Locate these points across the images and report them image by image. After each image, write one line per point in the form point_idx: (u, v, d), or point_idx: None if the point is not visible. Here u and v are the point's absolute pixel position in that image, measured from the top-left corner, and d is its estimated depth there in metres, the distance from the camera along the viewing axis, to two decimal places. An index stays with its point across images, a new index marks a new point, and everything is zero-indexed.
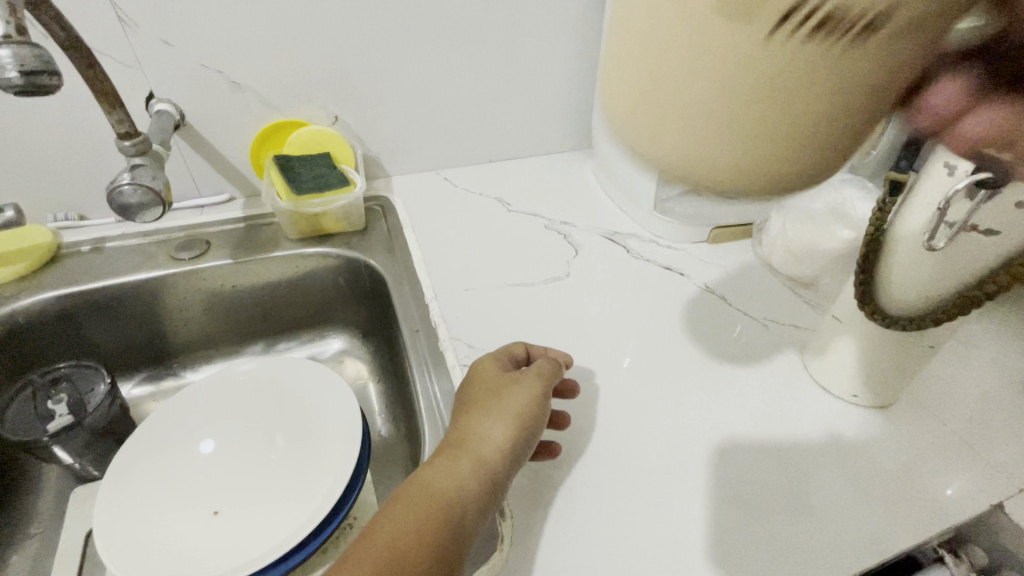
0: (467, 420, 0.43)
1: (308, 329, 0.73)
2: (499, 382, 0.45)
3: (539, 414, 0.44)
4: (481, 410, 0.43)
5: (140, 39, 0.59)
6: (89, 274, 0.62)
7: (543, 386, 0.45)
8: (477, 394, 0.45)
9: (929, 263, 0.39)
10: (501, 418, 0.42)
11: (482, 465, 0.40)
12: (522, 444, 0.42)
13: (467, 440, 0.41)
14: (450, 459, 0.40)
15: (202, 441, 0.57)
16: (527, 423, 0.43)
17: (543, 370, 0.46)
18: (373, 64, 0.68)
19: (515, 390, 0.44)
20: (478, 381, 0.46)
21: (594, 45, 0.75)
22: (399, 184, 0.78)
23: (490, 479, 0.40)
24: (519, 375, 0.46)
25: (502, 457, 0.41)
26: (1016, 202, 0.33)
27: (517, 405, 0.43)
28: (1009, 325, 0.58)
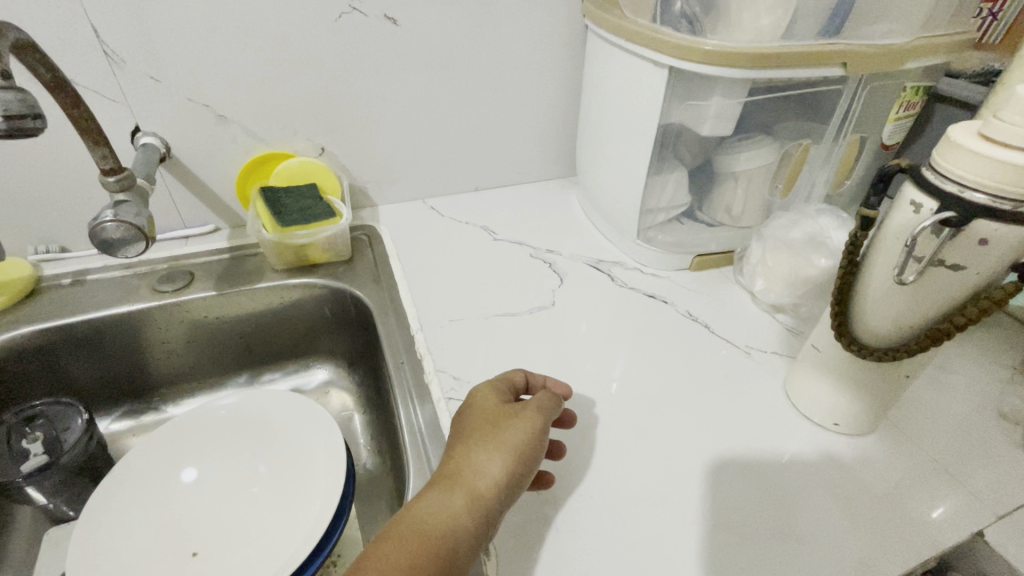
0: (463, 451, 0.42)
1: (293, 359, 0.72)
2: (497, 414, 0.44)
3: (536, 449, 0.43)
4: (479, 441, 0.42)
5: (127, 74, 0.59)
6: (68, 308, 0.61)
7: (542, 420, 0.44)
8: (475, 425, 0.44)
9: (900, 296, 0.40)
10: (499, 451, 0.41)
11: (477, 500, 0.39)
12: (518, 479, 0.41)
13: (461, 472, 0.40)
14: (444, 491, 0.39)
15: (184, 471, 0.57)
16: (524, 459, 0.41)
17: (542, 403, 0.45)
18: (360, 97, 0.69)
19: (514, 423, 0.43)
20: (477, 411, 0.45)
21: (576, 78, 0.77)
22: (386, 214, 0.79)
23: (484, 515, 0.39)
24: (518, 406, 0.45)
25: (497, 493, 0.40)
26: (978, 239, 0.35)
27: (515, 438, 0.42)
28: (977, 349, 0.60)
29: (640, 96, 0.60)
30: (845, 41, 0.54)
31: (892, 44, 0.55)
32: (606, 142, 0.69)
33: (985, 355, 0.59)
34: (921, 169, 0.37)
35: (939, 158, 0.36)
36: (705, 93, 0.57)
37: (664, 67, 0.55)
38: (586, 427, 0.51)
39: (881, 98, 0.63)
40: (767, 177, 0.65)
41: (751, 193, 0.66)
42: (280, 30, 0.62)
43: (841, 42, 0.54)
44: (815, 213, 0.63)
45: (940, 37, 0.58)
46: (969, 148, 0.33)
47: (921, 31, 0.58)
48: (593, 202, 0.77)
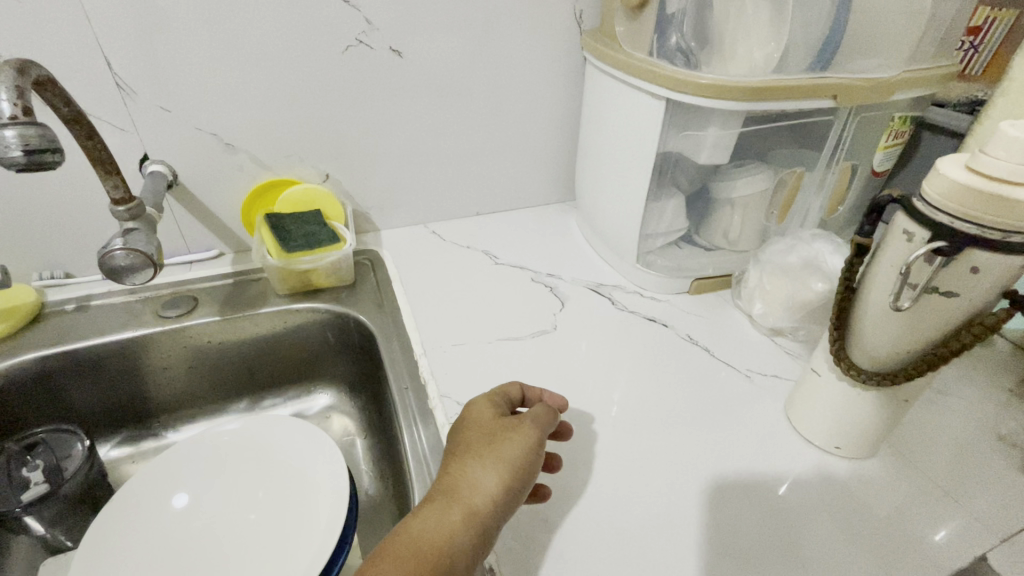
0: (460, 466, 0.42)
1: (294, 384, 0.72)
2: (494, 429, 0.44)
3: (534, 464, 0.43)
4: (476, 456, 0.42)
5: (138, 105, 0.60)
6: (72, 333, 0.61)
7: (540, 434, 0.44)
8: (472, 440, 0.44)
9: (895, 322, 0.41)
10: (497, 466, 0.41)
11: (474, 516, 0.39)
12: (514, 493, 0.41)
13: (458, 487, 0.40)
14: (441, 507, 0.39)
15: (176, 496, 0.56)
16: (521, 474, 0.42)
17: (540, 418, 0.45)
18: (364, 124, 0.71)
19: (511, 437, 0.43)
20: (474, 426, 0.45)
21: (574, 106, 0.79)
22: (389, 239, 0.80)
23: (482, 532, 0.39)
24: (515, 420, 0.45)
25: (495, 510, 0.40)
26: (970, 267, 0.36)
27: (512, 453, 0.42)
28: (973, 372, 0.61)
29: (638, 124, 0.62)
30: (834, 75, 0.56)
31: (879, 77, 0.57)
32: (605, 169, 0.71)
33: (981, 378, 0.60)
34: (910, 199, 0.39)
35: (927, 188, 0.37)
36: (701, 123, 0.59)
37: (662, 98, 0.57)
38: (589, 449, 0.52)
39: (870, 128, 0.65)
40: (762, 203, 0.67)
41: (747, 218, 0.67)
42: (287, 61, 0.63)
43: (831, 76, 0.56)
44: (811, 238, 0.65)
45: (925, 70, 0.60)
46: (954, 179, 0.35)
47: (907, 64, 0.60)
48: (592, 227, 0.78)
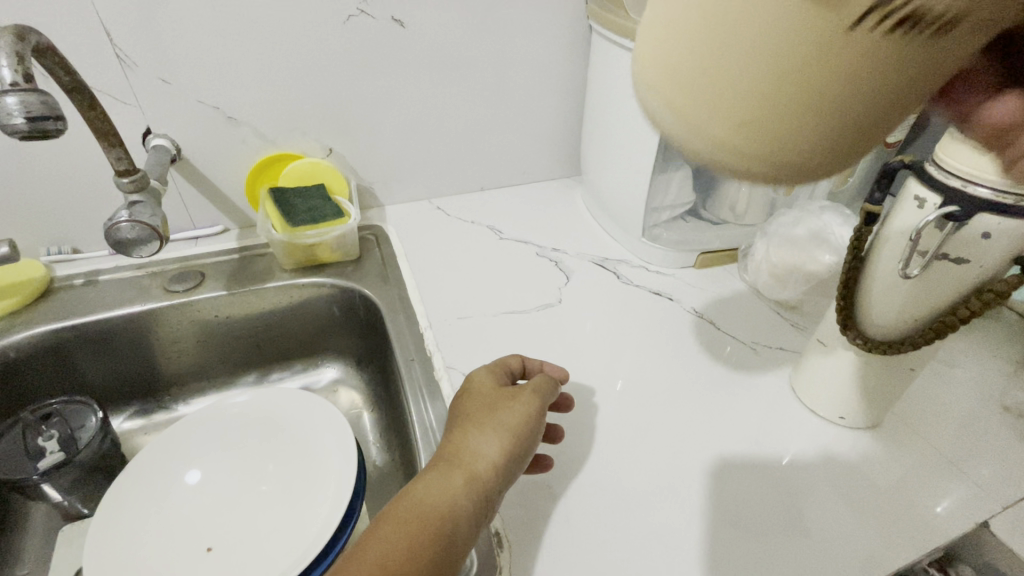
0: (461, 435, 0.42)
1: (301, 359, 0.73)
2: (494, 398, 0.45)
3: (534, 431, 0.43)
4: (477, 425, 0.43)
5: (140, 78, 0.60)
6: (81, 307, 0.62)
7: (540, 402, 0.45)
8: (473, 409, 0.45)
9: (903, 290, 0.41)
10: (496, 434, 0.42)
11: (475, 481, 0.39)
12: (515, 459, 0.41)
13: (460, 454, 0.41)
14: (443, 474, 0.40)
15: (188, 472, 0.57)
16: (521, 440, 0.42)
17: (540, 387, 0.46)
18: (367, 97, 0.70)
19: (511, 406, 0.44)
20: (475, 395, 0.46)
21: (579, 77, 0.78)
22: (393, 214, 0.79)
23: (483, 496, 0.39)
24: (515, 390, 0.45)
25: (496, 475, 0.40)
26: (981, 233, 0.36)
27: (512, 420, 0.43)
28: (982, 344, 0.61)
29: None
30: None
31: None
32: (610, 141, 0.70)
33: (988, 349, 0.60)
34: (924, 165, 0.38)
35: (943, 155, 0.36)
36: None
37: None
38: (593, 419, 0.52)
39: None
40: None
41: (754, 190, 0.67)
42: (288, 32, 0.62)
43: None
44: (819, 210, 0.64)
45: None
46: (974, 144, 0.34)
47: None
48: (598, 201, 0.77)
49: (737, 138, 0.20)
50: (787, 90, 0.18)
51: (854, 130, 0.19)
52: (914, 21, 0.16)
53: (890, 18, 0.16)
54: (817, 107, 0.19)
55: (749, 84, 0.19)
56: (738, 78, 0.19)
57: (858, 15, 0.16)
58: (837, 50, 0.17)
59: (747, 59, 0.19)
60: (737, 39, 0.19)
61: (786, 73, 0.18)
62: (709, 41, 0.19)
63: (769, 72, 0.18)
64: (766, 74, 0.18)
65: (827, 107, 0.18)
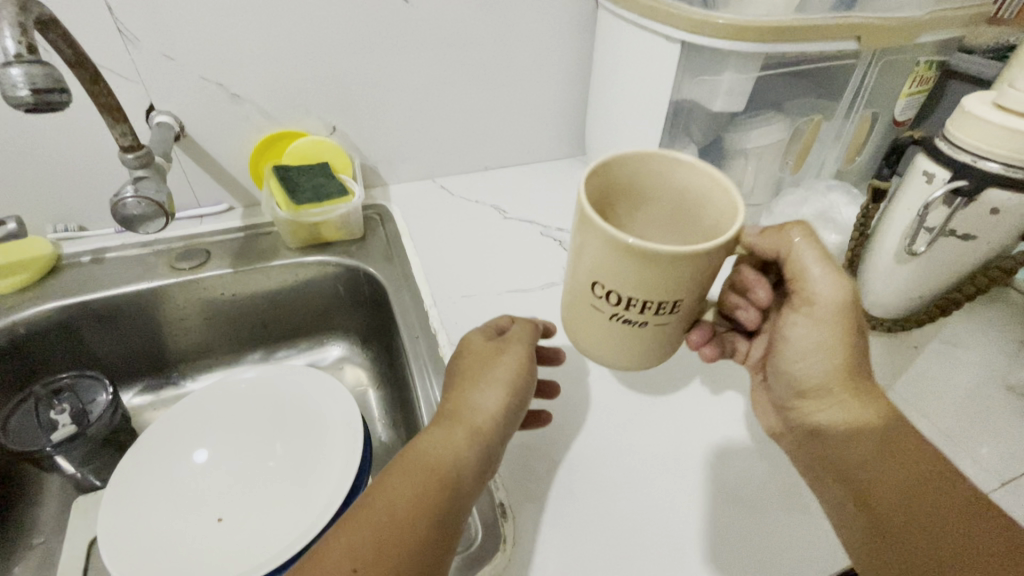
0: (457, 392, 0.42)
1: (307, 337, 0.74)
2: (484, 352, 0.44)
3: (528, 381, 0.44)
4: (471, 381, 0.43)
5: (142, 53, 0.59)
6: (89, 284, 0.62)
7: (528, 352, 0.45)
8: (465, 364, 0.44)
9: (914, 267, 0.42)
10: (492, 387, 0.42)
11: (477, 434, 0.40)
12: (513, 411, 0.42)
13: (459, 410, 0.41)
14: (443, 429, 0.40)
15: (195, 452, 0.58)
16: (517, 391, 0.43)
17: (524, 336, 0.46)
18: (370, 74, 0.69)
19: (502, 359, 0.44)
20: (464, 351, 0.45)
21: (585, 54, 0.77)
22: (397, 193, 0.79)
23: (485, 448, 0.40)
24: (504, 343, 0.45)
25: (495, 427, 0.41)
26: (991, 210, 0.37)
27: (506, 374, 0.43)
28: (988, 325, 0.60)
29: (651, 72, 0.60)
30: (860, 14, 0.54)
31: (908, 17, 0.55)
32: (616, 119, 0.69)
33: (993, 330, 0.60)
34: (934, 141, 0.39)
35: (952, 129, 0.38)
36: (717, 68, 0.57)
37: (676, 42, 0.55)
38: (596, 395, 0.52)
39: (893, 74, 0.63)
40: (778, 154, 0.65)
41: (761, 169, 0.66)
42: (290, 6, 0.61)
43: (856, 15, 0.54)
44: (826, 189, 0.64)
45: (956, 11, 0.57)
46: (981, 117, 0.35)
47: (936, 4, 0.57)
48: None
49: (618, 355, 0.41)
50: (619, 328, 0.39)
51: (647, 345, 0.40)
52: (634, 320, 0.37)
53: (625, 318, 0.38)
54: (636, 338, 0.39)
55: (606, 332, 0.39)
56: (594, 322, 0.40)
57: (614, 317, 0.38)
58: (619, 327, 0.39)
59: (583, 317, 0.40)
60: (585, 323, 0.40)
61: (603, 331, 0.40)
62: (575, 320, 0.41)
63: (606, 326, 0.39)
64: (597, 332, 0.40)
65: (629, 336, 0.39)
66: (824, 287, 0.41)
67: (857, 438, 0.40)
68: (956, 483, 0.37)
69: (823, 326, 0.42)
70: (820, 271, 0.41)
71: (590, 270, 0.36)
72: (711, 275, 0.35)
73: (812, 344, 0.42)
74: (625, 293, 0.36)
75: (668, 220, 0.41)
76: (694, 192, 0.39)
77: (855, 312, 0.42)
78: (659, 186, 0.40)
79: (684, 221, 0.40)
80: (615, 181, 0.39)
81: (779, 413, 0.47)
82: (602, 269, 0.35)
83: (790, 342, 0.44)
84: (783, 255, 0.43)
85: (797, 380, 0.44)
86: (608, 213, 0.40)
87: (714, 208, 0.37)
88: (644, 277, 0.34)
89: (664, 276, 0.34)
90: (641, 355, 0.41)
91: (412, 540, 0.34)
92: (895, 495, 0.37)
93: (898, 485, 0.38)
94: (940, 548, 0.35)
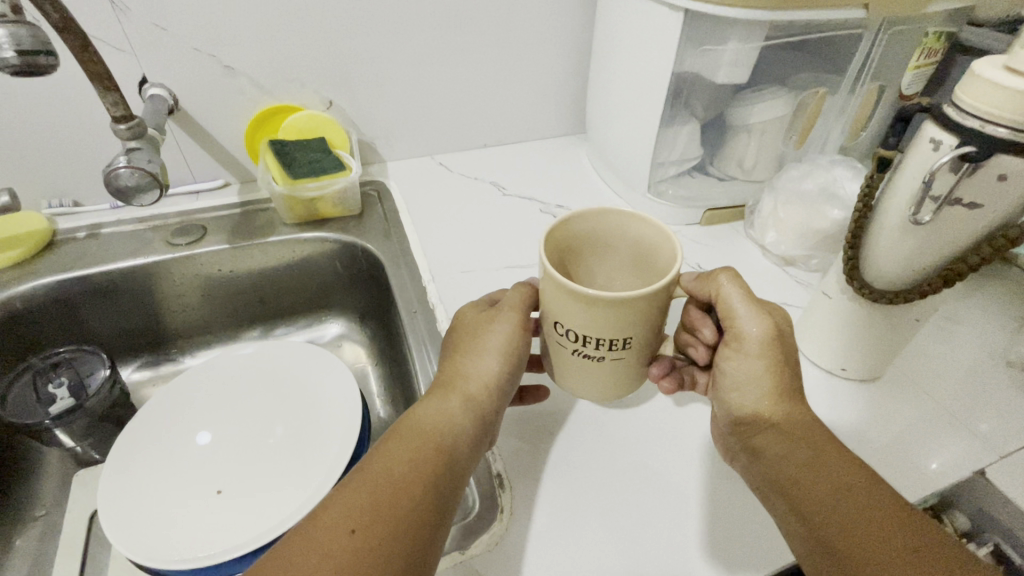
0: (452, 363, 0.43)
1: (306, 314, 0.74)
2: (478, 322, 0.45)
3: (522, 346, 0.44)
4: (466, 351, 0.43)
5: (133, 22, 0.58)
6: (85, 259, 0.62)
7: (521, 317, 0.44)
8: (459, 336, 0.45)
9: (915, 238, 0.40)
10: (485, 355, 0.42)
11: (471, 401, 0.40)
12: (508, 378, 0.43)
13: (454, 380, 0.42)
14: (439, 398, 0.40)
15: (196, 434, 0.57)
16: (512, 359, 0.43)
17: (518, 301, 0.44)
18: (367, 46, 0.68)
19: (493, 327, 0.43)
20: (459, 325, 0.46)
21: (587, 27, 0.75)
22: (395, 170, 0.78)
23: (479, 414, 0.40)
24: (495, 311, 0.45)
25: (490, 394, 0.41)
26: (998, 176, 0.35)
27: (498, 341, 0.43)
28: (989, 301, 0.60)
29: (652, 42, 0.59)
30: None
31: None
32: (617, 93, 0.68)
33: (995, 307, 0.59)
34: (942, 107, 0.37)
35: (961, 93, 0.36)
36: (721, 38, 0.56)
37: (679, 10, 0.54)
38: None
39: (900, 46, 0.61)
40: (781, 129, 0.64)
41: (763, 145, 0.65)
42: None
43: None
44: (830, 164, 0.63)
45: None
46: (989, 78, 0.34)
47: None
48: (603, 157, 0.76)
49: (587, 390, 0.42)
50: (582, 364, 0.40)
51: (615, 380, 0.41)
52: (593, 356, 0.39)
53: (586, 355, 0.39)
54: (602, 372, 0.40)
55: (572, 366, 0.41)
56: (559, 357, 0.41)
57: (576, 354, 0.39)
58: (582, 364, 0.40)
59: (552, 355, 0.42)
60: (554, 360, 0.42)
61: (567, 365, 0.41)
62: (547, 358, 0.43)
63: (571, 363, 0.40)
64: (565, 367, 0.41)
65: (595, 373, 0.40)
66: (750, 324, 0.41)
67: (790, 449, 0.38)
68: (886, 486, 0.35)
69: (754, 358, 0.41)
70: (746, 310, 0.41)
71: (550, 310, 0.38)
72: (659, 314, 0.37)
73: (747, 375, 0.41)
74: (581, 332, 0.37)
75: (632, 266, 0.42)
76: (648, 240, 0.39)
77: (788, 344, 0.42)
78: (618, 235, 0.41)
79: (645, 266, 0.41)
80: (578, 232, 0.40)
81: (720, 438, 0.44)
82: (559, 311, 0.37)
83: (726, 375, 0.43)
84: (714, 297, 0.43)
85: (734, 410, 0.42)
86: (572, 259, 0.42)
87: (665, 255, 0.38)
88: (591, 317, 0.35)
89: (614, 316, 0.35)
90: (612, 390, 0.42)
91: (409, 499, 0.34)
92: (829, 495, 0.35)
93: (832, 486, 0.35)
94: (879, 548, 0.32)
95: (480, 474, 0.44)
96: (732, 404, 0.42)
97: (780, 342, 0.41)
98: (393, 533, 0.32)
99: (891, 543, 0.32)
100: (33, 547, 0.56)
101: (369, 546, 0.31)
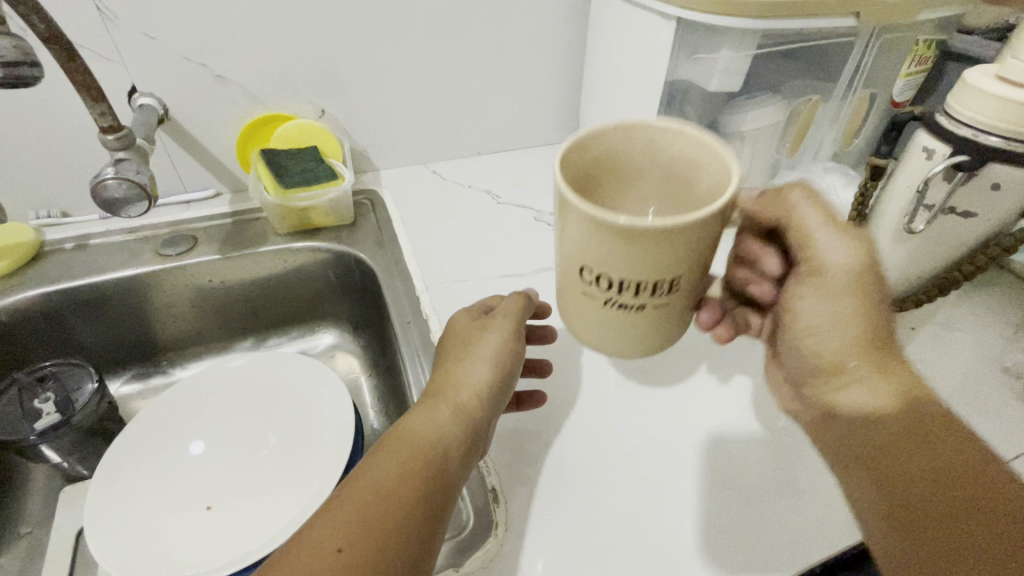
0: (443, 372, 0.43)
1: (298, 324, 0.73)
2: (469, 331, 0.44)
3: (514, 355, 0.43)
4: (457, 360, 0.43)
5: (121, 31, 0.58)
6: (72, 271, 0.61)
7: (513, 325, 0.44)
8: (450, 345, 0.44)
9: (909, 244, 0.44)
10: (476, 363, 0.42)
11: (462, 411, 0.40)
12: (499, 387, 0.42)
13: (445, 389, 0.41)
14: (429, 408, 0.40)
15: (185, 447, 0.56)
16: (504, 367, 0.42)
17: (511, 312, 0.45)
18: (360, 55, 0.68)
19: (484, 336, 0.43)
20: (450, 333, 0.45)
21: (580, 35, 0.75)
22: (389, 178, 0.78)
23: (470, 424, 0.40)
24: (488, 320, 0.45)
25: (481, 403, 0.41)
26: (989, 184, 0.39)
27: (489, 349, 0.43)
28: (984, 307, 0.60)
29: (646, 51, 0.59)
30: None
31: None
32: (611, 101, 0.68)
33: (989, 312, 0.59)
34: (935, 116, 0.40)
35: (953, 104, 0.39)
36: (713, 46, 0.56)
37: (671, 18, 0.54)
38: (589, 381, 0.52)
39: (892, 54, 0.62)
40: (774, 136, 0.64)
41: (757, 152, 0.64)
42: None
43: None
44: None
45: None
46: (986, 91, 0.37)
47: None
48: None
49: (620, 347, 0.36)
50: (615, 315, 0.34)
51: (653, 334, 0.35)
52: (630, 306, 0.32)
53: (621, 305, 0.33)
54: (637, 327, 0.34)
55: (603, 319, 0.34)
56: (586, 308, 0.34)
57: (607, 304, 0.33)
58: (615, 315, 0.34)
59: (576, 309, 0.35)
60: (580, 316, 0.35)
61: (596, 320, 0.35)
62: (570, 313, 0.36)
63: (603, 315, 0.34)
64: (594, 323, 0.35)
65: (630, 327, 0.34)
66: (836, 253, 0.38)
67: (873, 423, 0.37)
68: (988, 457, 0.34)
69: (841, 294, 0.38)
70: (825, 236, 0.38)
71: (575, 252, 0.31)
72: (710, 247, 0.31)
73: (829, 310, 0.39)
74: (617, 275, 0.31)
75: (663, 197, 0.36)
76: (687, 156, 0.33)
77: (874, 275, 0.39)
78: (646, 160, 0.35)
79: (682, 194, 0.35)
80: (600, 153, 0.33)
81: (798, 390, 0.44)
82: (587, 250, 0.30)
83: (801, 313, 0.41)
84: (783, 222, 0.39)
85: (815, 356, 0.41)
86: (594, 191, 0.35)
87: (712, 170, 0.32)
88: (630, 255, 0.29)
89: (659, 251, 0.28)
90: (649, 346, 0.36)
91: (399, 514, 0.33)
92: (921, 473, 0.34)
93: (929, 464, 0.34)
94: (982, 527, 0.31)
95: (474, 488, 0.43)
96: (812, 347, 0.41)
97: (867, 272, 0.38)
98: (381, 549, 0.31)
99: (993, 520, 0.31)
100: (18, 566, 0.55)
101: (357, 562, 0.30)
